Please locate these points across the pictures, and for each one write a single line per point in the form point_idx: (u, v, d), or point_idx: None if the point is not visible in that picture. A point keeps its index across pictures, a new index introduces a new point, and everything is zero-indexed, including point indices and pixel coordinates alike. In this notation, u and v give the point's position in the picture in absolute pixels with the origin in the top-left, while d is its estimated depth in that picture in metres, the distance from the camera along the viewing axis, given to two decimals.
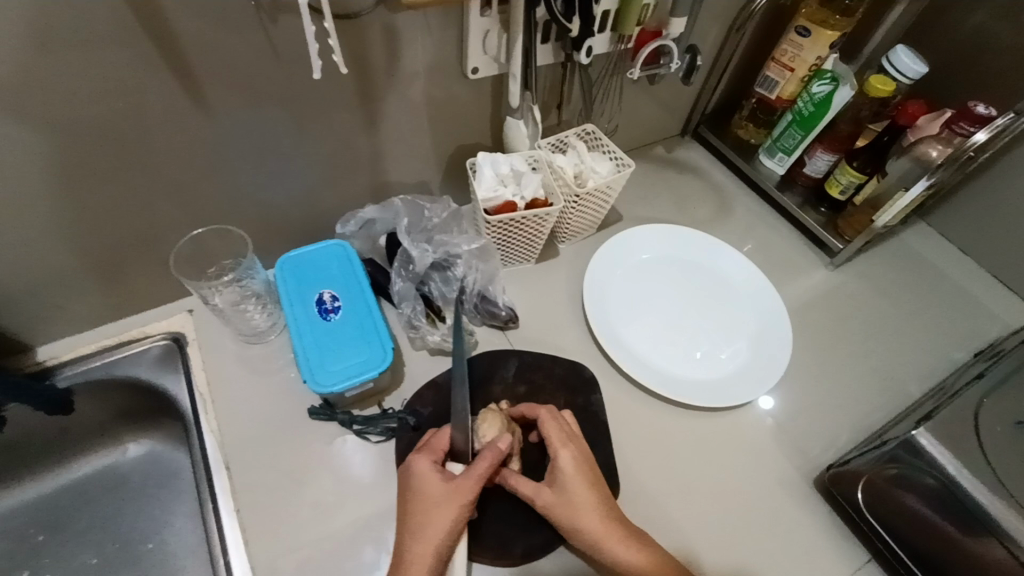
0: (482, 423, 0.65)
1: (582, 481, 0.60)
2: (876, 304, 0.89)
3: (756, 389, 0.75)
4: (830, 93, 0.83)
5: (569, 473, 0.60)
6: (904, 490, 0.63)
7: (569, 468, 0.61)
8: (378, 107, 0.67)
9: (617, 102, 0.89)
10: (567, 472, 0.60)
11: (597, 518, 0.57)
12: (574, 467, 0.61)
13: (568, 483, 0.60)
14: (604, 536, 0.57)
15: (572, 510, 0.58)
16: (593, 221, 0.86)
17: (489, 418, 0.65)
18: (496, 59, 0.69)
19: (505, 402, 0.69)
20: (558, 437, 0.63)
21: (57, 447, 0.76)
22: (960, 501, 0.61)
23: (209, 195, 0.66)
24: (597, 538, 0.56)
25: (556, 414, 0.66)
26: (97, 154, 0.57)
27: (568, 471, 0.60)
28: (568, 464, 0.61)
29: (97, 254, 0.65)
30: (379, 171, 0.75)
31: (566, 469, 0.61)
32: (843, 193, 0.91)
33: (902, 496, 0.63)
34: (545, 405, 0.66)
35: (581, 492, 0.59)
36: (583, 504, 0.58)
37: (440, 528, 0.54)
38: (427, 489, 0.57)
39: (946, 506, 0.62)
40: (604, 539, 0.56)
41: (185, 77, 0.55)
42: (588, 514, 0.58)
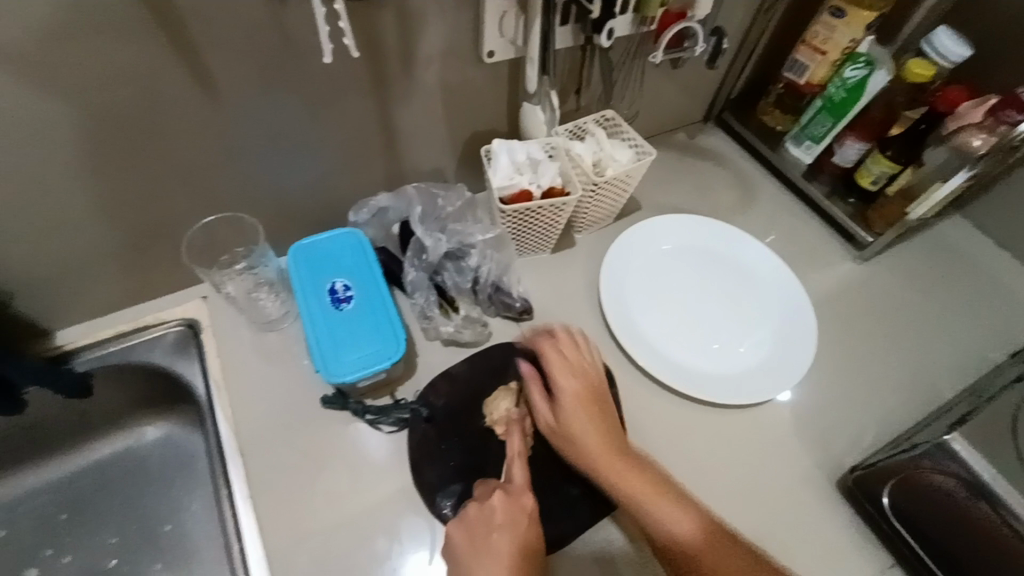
0: (494, 399, 0.68)
1: (603, 426, 0.63)
2: (905, 300, 0.86)
3: (777, 385, 0.73)
4: (863, 78, 0.79)
5: (568, 398, 0.64)
6: (936, 473, 0.62)
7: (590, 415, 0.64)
8: (392, 92, 0.66)
9: (638, 87, 0.85)
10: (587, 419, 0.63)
11: (596, 443, 0.62)
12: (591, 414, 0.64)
13: (569, 406, 0.64)
14: (602, 459, 0.61)
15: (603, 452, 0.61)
16: (610, 210, 0.83)
17: (502, 395, 0.68)
18: (513, 41, 0.66)
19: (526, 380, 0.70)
20: (559, 365, 0.66)
21: (80, 430, 0.78)
22: None
23: (223, 182, 0.66)
24: (596, 462, 0.61)
25: (555, 343, 0.68)
26: (111, 140, 0.56)
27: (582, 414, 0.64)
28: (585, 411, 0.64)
29: (113, 240, 0.65)
30: (393, 158, 0.74)
31: (566, 394, 0.65)
32: (875, 183, 0.87)
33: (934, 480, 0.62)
34: (545, 334, 0.69)
35: (580, 418, 0.63)
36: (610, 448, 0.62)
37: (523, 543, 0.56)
38: (512, 524, 0.57)
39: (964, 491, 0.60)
40: (601, 464, 0.61)
41: (196, 60, 0.54)
42: (589, 440, 0.62)
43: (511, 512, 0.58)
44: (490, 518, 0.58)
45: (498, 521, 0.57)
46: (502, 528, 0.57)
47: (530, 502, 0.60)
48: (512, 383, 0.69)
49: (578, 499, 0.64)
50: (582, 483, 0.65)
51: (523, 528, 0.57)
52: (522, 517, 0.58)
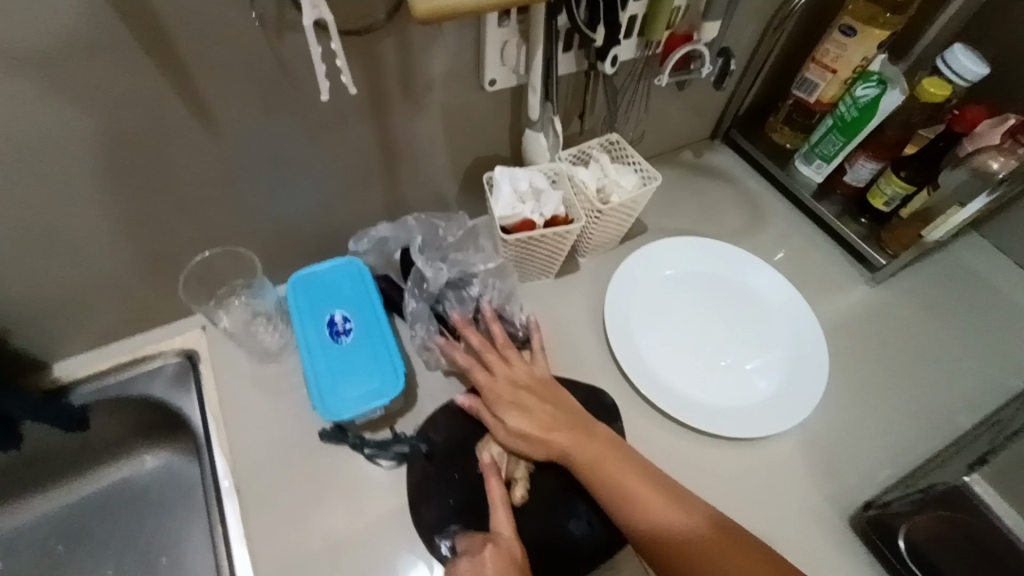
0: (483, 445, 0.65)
1: (590, 444, 0.61)
2: (921, 324, 0.83)
3: (789, 416, 0.71)
4: (877, 96, 0.77)
5: (515, 416, 0.63)
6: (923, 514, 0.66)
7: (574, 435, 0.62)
8: (392, 122, 0.65)
9: (643, 109, 0.84)
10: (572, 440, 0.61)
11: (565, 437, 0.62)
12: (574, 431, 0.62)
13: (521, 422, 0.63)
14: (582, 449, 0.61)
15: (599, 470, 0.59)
16: (616, 235, 0.81)
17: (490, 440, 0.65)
18: (515, 69, 0.65)
19: None
20: (488, 385, 0.65)
21: (78, 460, 0.77)
22: None
23: (221, 214, 0.65)
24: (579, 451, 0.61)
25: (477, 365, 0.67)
26: (107, 175, 0.55)
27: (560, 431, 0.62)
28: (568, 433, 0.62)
29: (110, 273, 0.64)
30: (393, 185, 0.73)
31: (512, 413, 0.64)
32: (888, 205, 0.85)
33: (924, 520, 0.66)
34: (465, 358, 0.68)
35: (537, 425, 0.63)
36: (606, 460, 0.60)
37: None
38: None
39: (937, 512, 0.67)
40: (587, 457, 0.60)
41: (192, 96, 0.53)
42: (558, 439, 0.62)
43: (505, 568, 0.55)
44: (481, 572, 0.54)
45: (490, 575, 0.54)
46: None
47: (522, 554, 0.57)
48: None
49: (582, 538, 0.62)
50: (585, 521, 0.63)
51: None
52: (517, 572, 0.55)
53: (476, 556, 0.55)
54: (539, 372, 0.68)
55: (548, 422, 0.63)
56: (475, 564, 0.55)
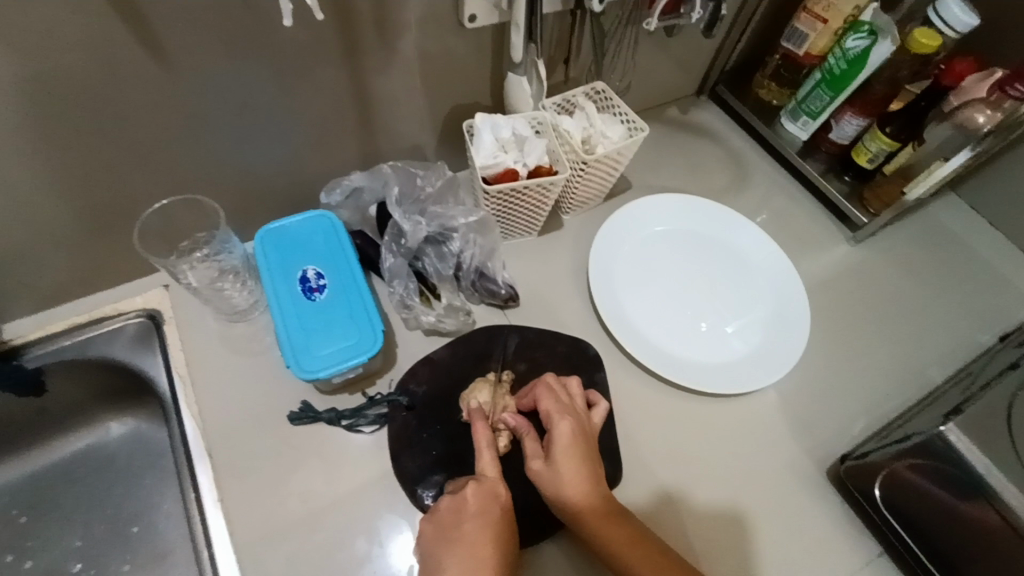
0: (471, 393, 0.64)
1: (577, 457, 0.56)
2: (897, 282, 0.84)
3: (768, 372, 0.71)
4: (866, 49, 0.75)
5: (563, 447, 0.56)
6: (917, 476, 0.60)
7: (566, 444, 0.57)
8: (363, 63, 0.60)
9: (630, 57, 0.80)
10: (563, 446, 0.56)
11: (589, 498, 0.55)
12: (568, 444, 0.57)
13: (562, 455, 0.56)
14: (597, 518, 0.54)
15: (558, 492, 0.55)
16: (600, 190, 0.79)
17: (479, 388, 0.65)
18: (497, 5, 0.60)
19: (507, 376, 0.66)
20: (556, 407, 0.59)
21: (37, 428, 0.73)
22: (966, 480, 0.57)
23: (177, 162, 0.59)
24: (592, 518, 0.54)
25: (551, 386, 0.61)
26: (41, 114, 0.49)
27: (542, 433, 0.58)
28: (563, 438, 0.57)
29: (55, 227, 0.59)
30: (367, 134, 0.68)
31: (561, 441, 0.57)
32: (872, 161, 0.84)
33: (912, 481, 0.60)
34: (541, 379, 0.62)
35: (573, 470, 0.56)
36: (575, 485, 0.55)
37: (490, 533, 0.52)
38: (483, 518, 0.53)
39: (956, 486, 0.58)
40: (596, 521, 0.54)
41: (133, 22, 0.47)
42: (582, 494, 0.55)
43: (485, 504, 0.54)
44: (461, 509, 0.54)
45: (470, 511, 0.54)
46: (474, 519, 0.53)
47: (505, 493, 0.56)
48: (490, 375, 0.66)
49: None
50: None
51: (496, 517, 0.54)
52: (497, 509, 0.54)
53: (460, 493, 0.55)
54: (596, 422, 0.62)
55: (583, 473, 0.56)
56: (456, 503, 0.54)
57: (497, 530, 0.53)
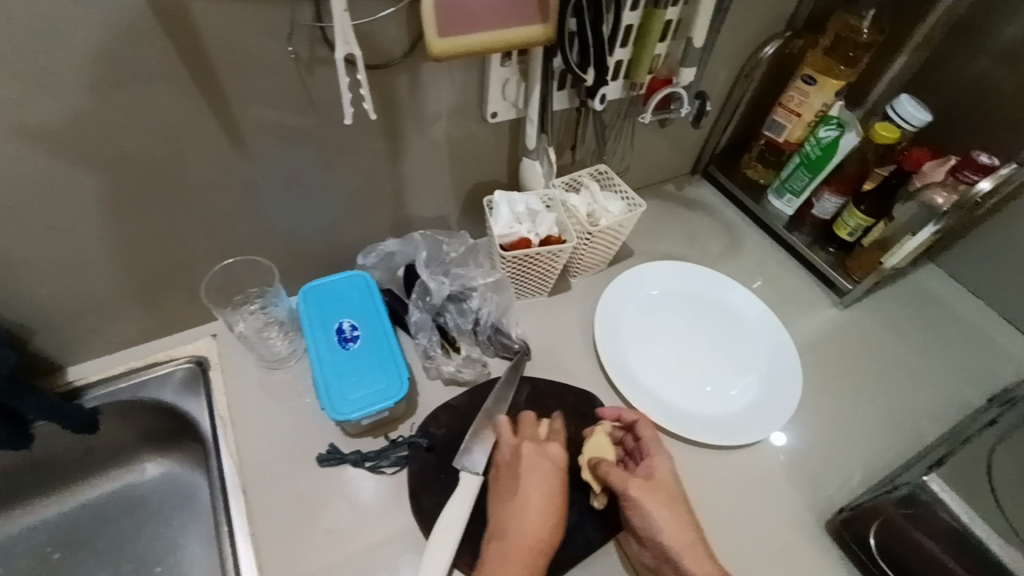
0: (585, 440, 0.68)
1: (672, 490, 0.63)
2: (886, 343, 0.90)
3: (765, 428, 0.75)
4: (836, 138, 0.87)
5: (664, 479, 0.63)
6: (919, 531, 0.63)
7: (666, 475, 0.63)
8: (402, 148, 0.71)
9: (629, 143, 0.92)
10: (664, 478, 0.63)
11: (683, 533, 0.59)
12: (668, 477, 0.63)
13: (662, 487, 0.62)
14: (687, 553, 0.58)
15: (658, 517, 0.59)
16: (604, 256, 0.88)
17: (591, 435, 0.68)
18: (514, 104, 0.72)
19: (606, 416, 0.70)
20: (658, 445, 0.66)
21: (81, 467, 0.78)
22: (968, 541, 0.63)
23: (240, 227, 0.70)
24: (681, 553, 0.58)
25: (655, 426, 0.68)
26: (140, 187, 0.60)
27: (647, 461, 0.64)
28: (664, 470, 0.64)
29: (130, 280, 0.68)
30: (400, 206, 0.78)
31: (662, 475, 0.63)
32: (852, 235, 0.93)
33: (916, 536, 0.63)
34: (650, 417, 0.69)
35: (672, 502, 0.61)
36: (672, 515, 0.60)
37: (530, 496, 0.61)
38: (539, 473, 0.63)
39: (957, 546, 0.63)
40: (686, 557, 0.58)
41: (223, 119, 0.58)
42: (678, 526, 0.59)
43: (542, 464, 0.64)
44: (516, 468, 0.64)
45: (523, 466, 0.63)
46: (527, 473, 0.63)
47: (557, 455, 0.65)
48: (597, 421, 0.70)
49: (574, 532, 0.65)
50: (575, 513, 0.66)
51: (553, 486, 0.62)
52: (554, 472, 0.64)
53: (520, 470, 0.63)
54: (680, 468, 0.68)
55: (671, 506, 0.61)
56: (512, 460, 0.64)
57: (548, 497, 0.62)
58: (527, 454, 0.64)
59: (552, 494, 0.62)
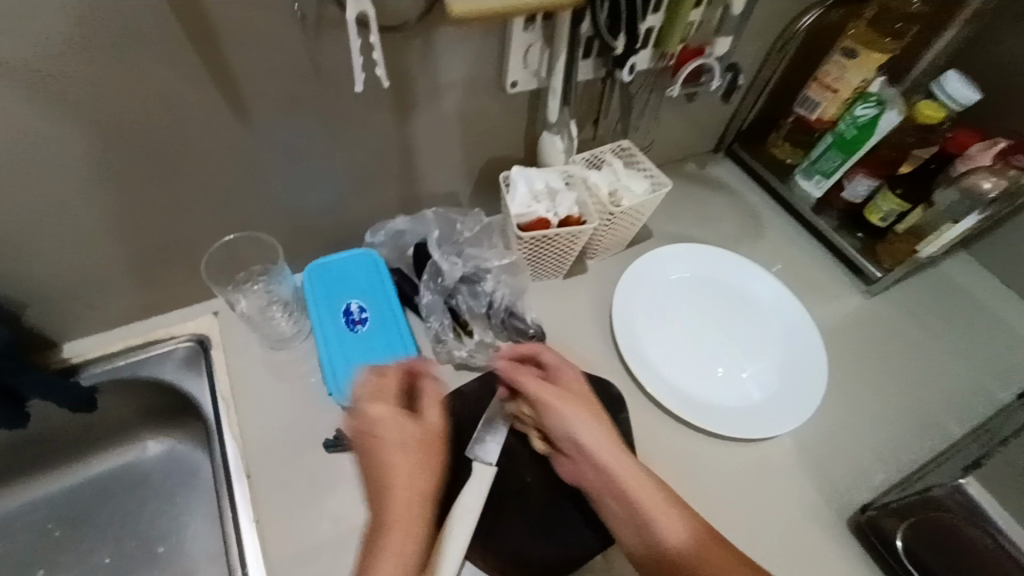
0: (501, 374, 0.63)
1: (590, 398, 0.62)
2: (913, 335, 0.86)
3: (790, 422, 0.72)
4: (874, 117, 0.81)
5: (579, 392, 0.62)
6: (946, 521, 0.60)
7: (578, 383, 0.63)
8: (414, 119, 0.66)
9: (653, 119, 0.87)
10: (574, 385, 0.63)
11: (604, 433, 0.59)
12: (577, 388, 0.62)
13: (562, 397, 0.60)
14: (608, 455, 0.58)
15: (592, 432, 0.59)
16: (622, 238, 0.83)
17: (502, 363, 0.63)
18: (536, 73, 0.67)
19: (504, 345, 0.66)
20: (560, 360, 0.64)
21: (80, 445, 0.76)
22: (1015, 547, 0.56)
23: (241, 201, 0.65)
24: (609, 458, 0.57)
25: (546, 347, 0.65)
26: (133, 156, 0.56)
27: (582, 391, 0.62)
28: (575, 378, 0.63)
29: (125, 255, 0.64)
30: (410, 181, 0.74)
31: (576, 387, 0.62)
32: (884, 220, 0.88)
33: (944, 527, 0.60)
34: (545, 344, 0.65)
35: (582, 405, 0.61)
36: (580, 415, 0.59)
37: (413, 475, 0.52)
38: (391, 448, 0.53)
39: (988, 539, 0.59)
40: (610, 459, 0.57)
41: (223, 82, 0.53)
42: (588, 424, 0.59)
43: (399, 439, 0.53)
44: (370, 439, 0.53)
45: (387, 447, 0.53)
46: (394, 453, 0.52)
47: (408, 430, 0.54)
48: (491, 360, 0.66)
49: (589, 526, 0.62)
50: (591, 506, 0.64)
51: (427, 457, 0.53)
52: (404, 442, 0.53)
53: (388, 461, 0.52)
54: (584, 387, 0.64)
55: (589, 411, 0.60)
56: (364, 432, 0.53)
57: (418, 467, 0.52)
58: (382, 417, 0.54)
59: (430, 469, 0.53)
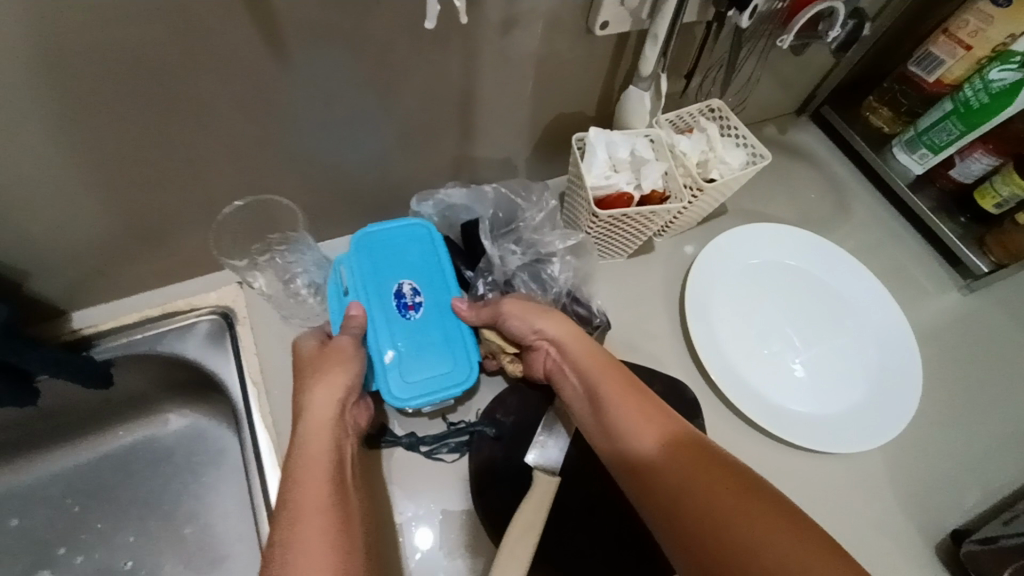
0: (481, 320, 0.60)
1: (535, 296, 0.59)
2: (1011, 338, 0.78)
3: (880, 435, 0.65)
4: (1017, 82, 0.68)
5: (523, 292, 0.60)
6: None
7: (527, 290, 0.61)
8: (481, 64, 0.54)
9: (749, 73, 0.73)
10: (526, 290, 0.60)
11: (563, 328, 0.54)
12: (526, 294, 0.59)
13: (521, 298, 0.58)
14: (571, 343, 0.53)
15: (540, 322, 0.55)
16: (695, 217, 0.72)
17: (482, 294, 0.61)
18: (634, 12, 0.54)
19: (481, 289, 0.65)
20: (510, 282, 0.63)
21: (98, 417, 0.70)
22: None
23: (273, 158, 0.55)
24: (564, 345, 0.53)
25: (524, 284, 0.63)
26: (142, 101, 0.45)
27: (534, 299, 0.58)
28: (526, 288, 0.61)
29: (137, 218, 0.55)
30: (465, 140, 0.63)
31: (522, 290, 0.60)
32: (998, 206, 0.77)
33: None
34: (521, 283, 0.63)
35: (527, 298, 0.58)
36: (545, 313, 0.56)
37: (316, 393, 0.49)
38: (311, 374, 0.51)
39: None
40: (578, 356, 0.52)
41: (257, 10, 0.42)
42: (545, 318, 0.55)
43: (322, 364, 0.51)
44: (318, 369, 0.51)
45: (302, 370, 0.52)
46: (302, 378, 0.51)
47: (307, 352, 0.54)
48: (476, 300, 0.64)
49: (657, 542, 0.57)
50: None
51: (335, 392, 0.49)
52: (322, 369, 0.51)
53: (297, 442, 0.45)
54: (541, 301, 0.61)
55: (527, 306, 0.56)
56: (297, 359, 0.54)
57: (332, 398, 0.49)
58: (308, 350, 0.54)
59: (335, 394, 0.49)
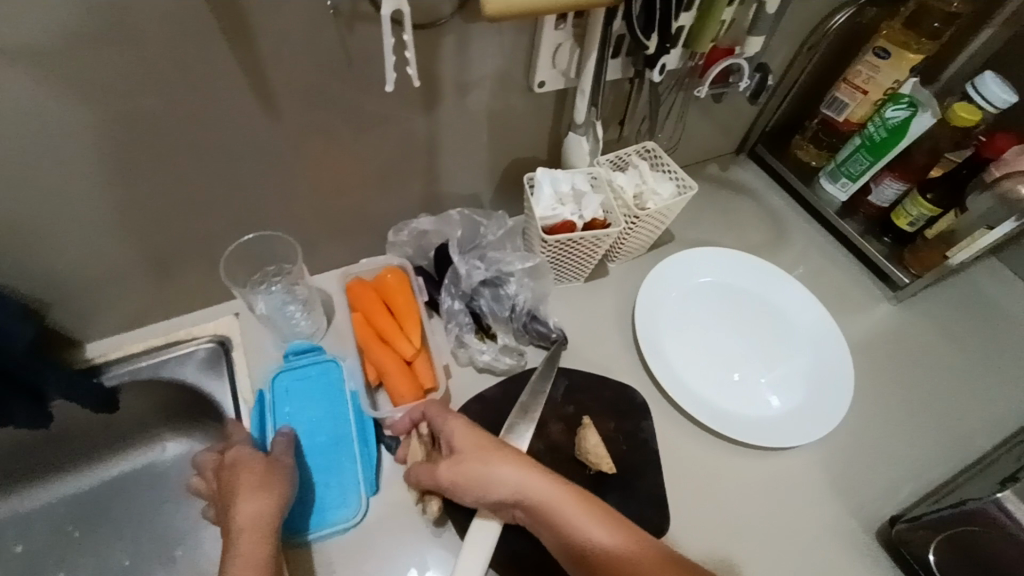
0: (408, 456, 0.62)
1: (474, 441, 0.56)
2: (937, 344, 0.85)
3: (816, 431, 0.71)
4: (906, 119, 0.79)
5: (459, 439, 0.57)
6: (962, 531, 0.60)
7: (461, 432, 0.57)
8: (439, 120, 0.65)
9: (679, 118, 0.85)
10: (460, 436, 0.57)
11: (510, 486, 0.53)
12: (462, 438, 0.57)
13: (463, 459, 0.55)
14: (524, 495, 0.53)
15: (494, 490, 0.53)
16: (645, 242, 0.82)
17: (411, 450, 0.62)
18: (565, 73, 0.66)
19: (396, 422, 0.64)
20: (438, 412, 0.60)
21: (100, 444, 0.76)
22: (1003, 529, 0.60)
23: (265, 202, 0.65)
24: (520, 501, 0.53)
25: (442, 411, 0.60)
26: (157, 155, 0.55)
27: (474, 448, 0.56)
28: (458, 428, 0.57)
29: (147, 255, 0.64)
30: (433, 181, 0.73)
31: (455, 436, 0.57)
32: (913, 225, 0.87)
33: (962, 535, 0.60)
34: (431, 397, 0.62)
35: (467, 458, 0.55)
36: (491, 480, 0.53)
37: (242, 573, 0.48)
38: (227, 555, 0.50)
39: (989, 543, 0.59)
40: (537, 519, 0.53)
41: (254, 82, 0.53)
42: (494, 480, 0.53)
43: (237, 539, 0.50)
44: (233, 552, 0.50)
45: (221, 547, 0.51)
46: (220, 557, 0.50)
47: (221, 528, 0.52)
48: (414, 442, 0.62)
49: None
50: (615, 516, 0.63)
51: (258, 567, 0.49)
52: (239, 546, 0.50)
53: None
54: (471, 430, 0.57)
55: (466, 475, 0.54)
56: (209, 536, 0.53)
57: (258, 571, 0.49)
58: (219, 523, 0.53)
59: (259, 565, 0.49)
